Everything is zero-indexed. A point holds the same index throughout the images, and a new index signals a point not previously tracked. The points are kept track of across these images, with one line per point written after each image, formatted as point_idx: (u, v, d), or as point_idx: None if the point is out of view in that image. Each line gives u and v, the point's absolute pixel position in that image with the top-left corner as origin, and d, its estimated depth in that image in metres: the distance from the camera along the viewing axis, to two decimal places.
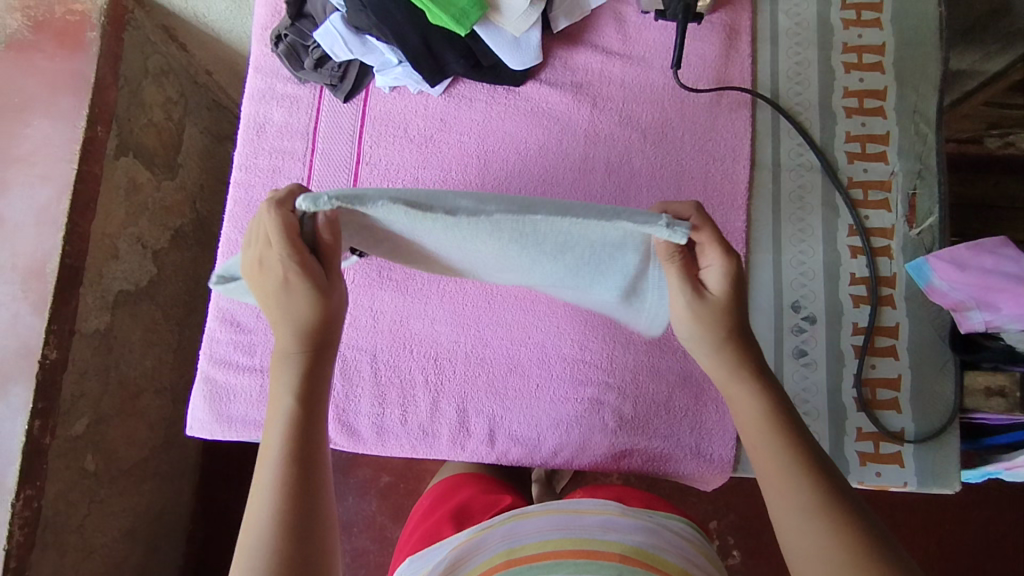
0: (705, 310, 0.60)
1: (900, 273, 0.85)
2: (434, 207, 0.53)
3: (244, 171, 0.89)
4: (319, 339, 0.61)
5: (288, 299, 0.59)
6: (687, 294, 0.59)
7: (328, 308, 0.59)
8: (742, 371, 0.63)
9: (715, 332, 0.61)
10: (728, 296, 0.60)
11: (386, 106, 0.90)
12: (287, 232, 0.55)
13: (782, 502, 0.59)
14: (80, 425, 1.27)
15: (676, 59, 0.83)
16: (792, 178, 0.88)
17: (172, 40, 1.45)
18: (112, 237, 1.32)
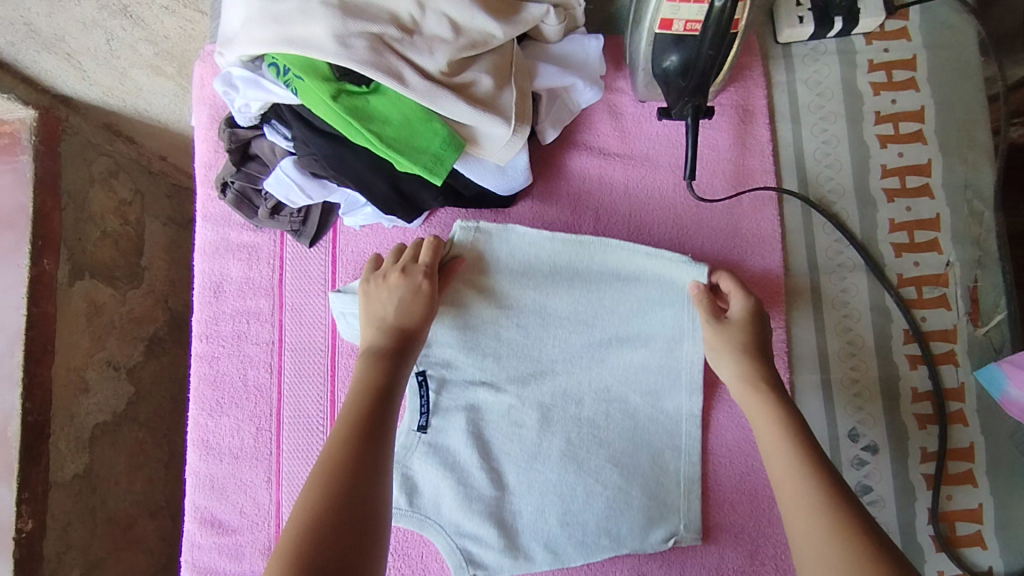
0: (726, 331, 0.67)
1: (969, 382, 0.74)
2: (533, 245, 0.73)
3: (206, 341, 0.78)
4: (408, 345, 0.65)
5: (406, 299, 0.67)
6: (708, 319, 0.68)
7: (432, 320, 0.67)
8: (760, 384, 0.63)
9: (737, 346, 0.66)
10: (748, 326, 0.67)
11: (358, 246, 0.78)
12: (433, 247, 0.69)
13: (804, 542, 0.52)
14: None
15: (691, 170, 0.72)
16: (834, 283, 0.77)
17: (115, 132, 1.20)
18: (79, 368, 1.12)
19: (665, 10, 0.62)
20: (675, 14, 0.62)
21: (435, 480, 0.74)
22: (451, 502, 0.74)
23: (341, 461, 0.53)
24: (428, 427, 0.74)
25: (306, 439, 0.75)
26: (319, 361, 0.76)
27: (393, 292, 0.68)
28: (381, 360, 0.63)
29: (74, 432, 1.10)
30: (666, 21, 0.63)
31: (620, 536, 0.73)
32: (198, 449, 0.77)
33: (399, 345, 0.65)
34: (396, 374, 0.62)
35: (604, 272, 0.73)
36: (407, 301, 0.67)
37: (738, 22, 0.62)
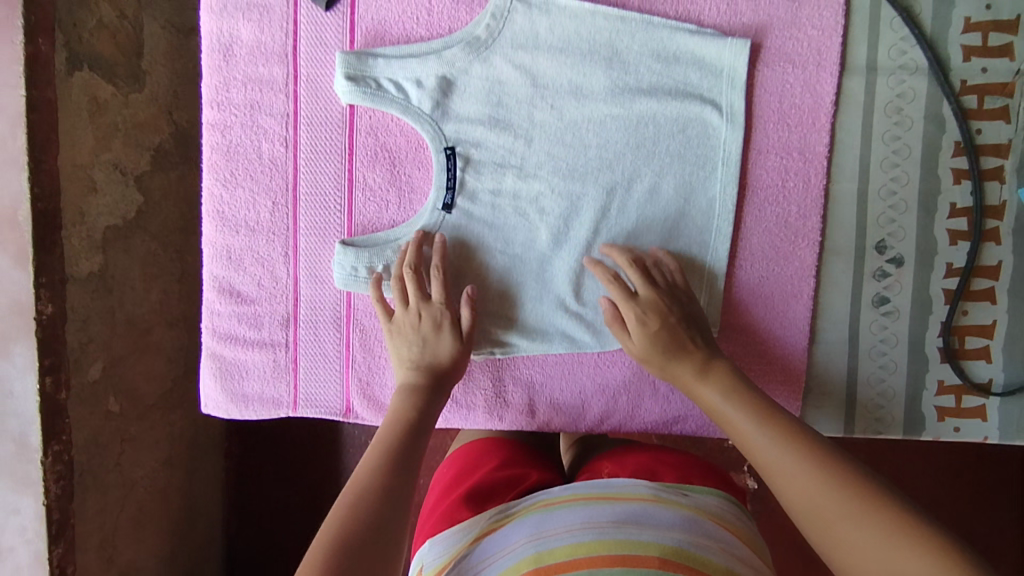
0: (641, 347, 0.68)
1: (1011, 201, 0.71)
2: (577, 20, 0.71)
3: (217, 109, 0.73)
4: (442, 379, 0.68)
5: (433, 336, 0.68)
6: (619, 334, 0.70)
7: (462, 355, 0.69)
8: (709, 371, 0.65)
9: (656, 349, 0.67)
10: (655, 332, 0.67)
11: (378, 13, 0.72)
12: (410, 251, 0.70)
13: (826, 517, 0.51)
14: (95, 370, 1.06)
15: None
16: (890, 85, 0.71)
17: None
18: (88, 167, 1.06)
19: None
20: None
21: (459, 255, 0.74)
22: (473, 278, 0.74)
23: (370, 480, 0.56)
24: (453, 207, 0.73)
25: (324, 216, 0.74)
26: (336, 138, 0.73)
27: (413, 335, 0.69)
28: (419, 393, 0.66)
29: (87, 231, 1.05)
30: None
31: None
32: (213, 220, 0.75)
33: (438, 379, 0.68)
34: (430, 409, 0.65)
35: (644, 54, 0.71)
36: (424, 340, 0.68)
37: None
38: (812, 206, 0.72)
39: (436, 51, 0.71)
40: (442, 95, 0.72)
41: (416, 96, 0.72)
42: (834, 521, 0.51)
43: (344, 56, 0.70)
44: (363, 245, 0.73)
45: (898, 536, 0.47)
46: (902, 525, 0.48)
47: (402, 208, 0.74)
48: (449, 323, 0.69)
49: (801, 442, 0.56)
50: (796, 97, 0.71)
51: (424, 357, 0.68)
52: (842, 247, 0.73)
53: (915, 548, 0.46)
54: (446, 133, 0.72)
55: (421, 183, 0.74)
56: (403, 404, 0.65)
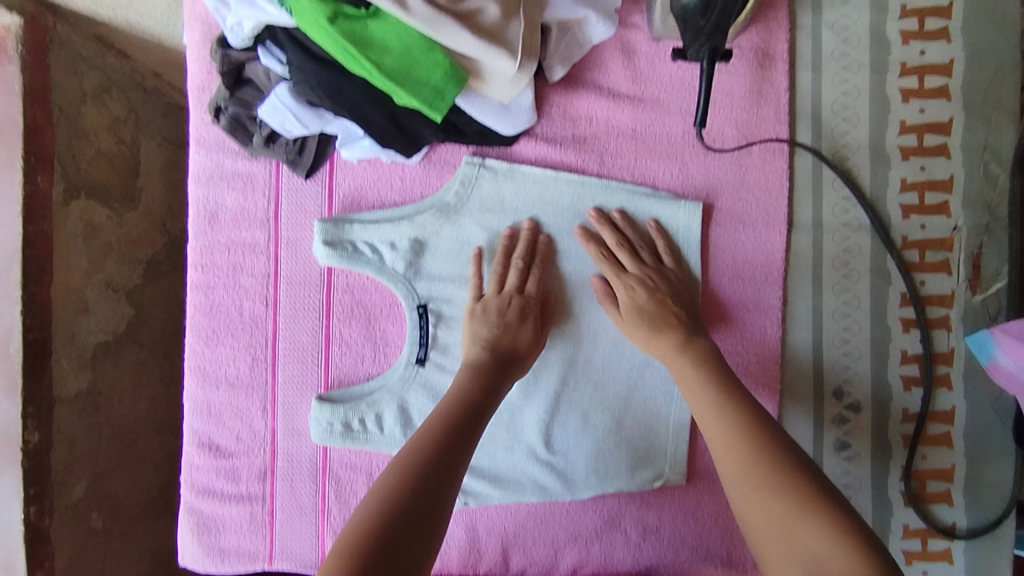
0: (628, 316, 0.71)
1: (959, 348, 0.75)
2: (541, 184, 0.76)
3: (201, 271, 0.77)
4: (507, 363, 0.69)
5: (518, 322, 0.71)
6: (609, 310, 0.73)
7: (530, 342, 0.71)
8: (671, 343, 0.68)
9: (639, 319, 0.70)
10: (641, 302, 0.70)
11: (355, 180, 0.76)
12: (525, 239, 0.74)
13: (730, 468, 0.56)
14: (79, 490, 1.06)
15: (702, 120, 0.68)
16: (837, 242, 0.76)
17: (105, 45, 1.14)
18: (79, 288, 1.07)
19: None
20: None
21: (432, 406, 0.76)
22: None
23: (430, 440, 0.58)
24: (426, 361, 0.76)
25: (302, 371, 0.77)
26: (314, 296, 0.77)
27: (496, 317, 0.71)
28: (482, 374, 0.67)
29: (76, 350, 1.06)
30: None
31: (608, 474, 0.76)
32: (195, 376, 0.78)
33: (499, 363, 0.69)
34: (494, 387, 0.66)
35: (606, 214, 0.76)
36: (506, 324, 0.71)
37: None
38: (770, 356, 0.76)
39: (409, 216, 0.76)
40: (415, 255, 0.76)
41: (390, 257, 0.76)
42: (758, 497, 0.53)
43: (322, 223, 0.74)
44: (340, 400, 0.76)
45: (813, 519, 0.49)
46: (786, 480, 0.52)
47: (378, 361, 0.77)
48: (533, 312, 0.72)
49: (750, 424, 0.58)
50: (750, 253, 0.75)
51: (501, 339, 0.70)
52: (800, 390, 0.77)
53: (822, 535, 0.48)
54: (418, 292, 0.76)
55: (396, 336, 0.77)
56: (461, 388, 0.65)
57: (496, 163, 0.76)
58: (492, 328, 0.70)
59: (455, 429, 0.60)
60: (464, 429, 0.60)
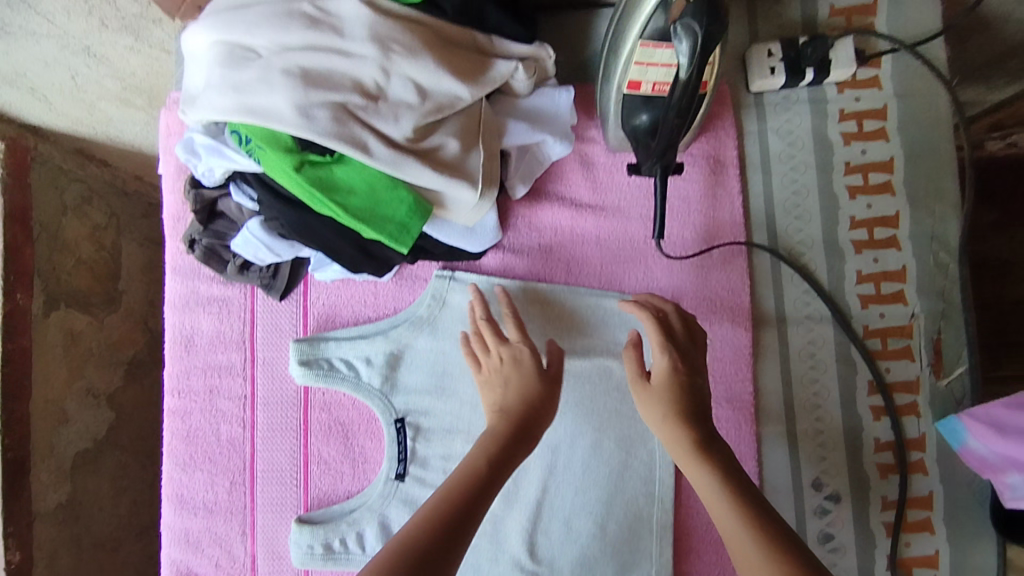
0: (651, 389, 0.61)
1: (929, 432, 0.76)
2: (510, 292, 0.77)
3: (178, 396, 0.78)
4: (529, 428, 0.62)
5: (513, 367, 0.65)
6: (632, 372, 0.63)
7: (547, 386, 0.65)
8: (689, 453, 0.57)
9: (661, 406, 0.60)
10: (671, 384, 0.61)
11: (329, 298, 0.78)
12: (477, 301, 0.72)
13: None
14: None
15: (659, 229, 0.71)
16: (801, 334, 0.78)
17: (87, 156, 1.15)
18: (58, 400, 1.07)
19: (628, 106, 0.67)
20: (642, 76, 0.63)
21: None
22: None
23: (443, 504, 0.54)
24: (406, 476, 0.76)
25: (281, 492, 0.76)
26: (290, 416, 0.77)
27: (501, 374, 0.66)
28: (496, 441, 0.60)
29: (55, 464, 1.06)
30: (645, 46, 0.60)
31: None
32: (173, 503, 0.78)
33: (518, 434, 0.61)
34: (511, 457, 0.60)
35: (576, 318, 0.78)
36: (510, 374, 0.65)
37: (705, 83, 0.64)
38: (747, 450, 0.77)
39: (383, 331, 0.77)
40: (390, 368, 0.77)
41: (365, 372, 0.76)
42: None
43: (297, 344, 0.75)
44: (319, 521, 0.75)
45: None
46: None
47: (357, 478, 0.77)
48: (529, 358, 0.66)
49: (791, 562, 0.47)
50: (718, 350, 0.77)
51: (506, 399, 0.63)
52: (780, 483, 0.77)
53: None
54: (395, 406, 0.76)
55: (374, 449, 0.77)
56: (493, 430, 0.61)
57: (466, 275, 0.78)
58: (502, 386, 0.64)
59: (476, 486, 0.56)
60: (482, 489, 0.56)
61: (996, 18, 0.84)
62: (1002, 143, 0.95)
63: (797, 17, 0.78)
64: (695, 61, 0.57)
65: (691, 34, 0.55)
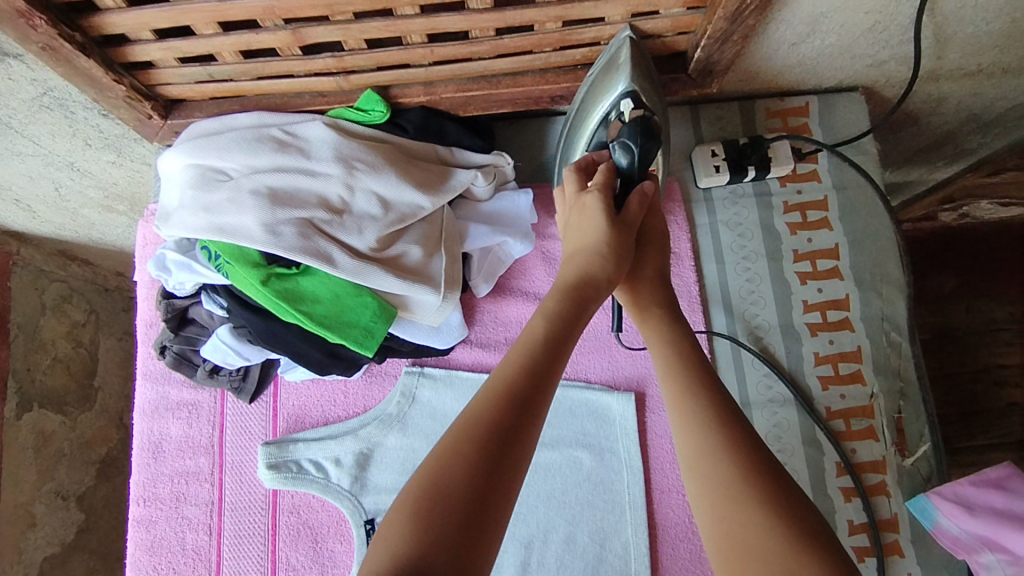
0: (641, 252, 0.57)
1: (901, 512, 0.77)
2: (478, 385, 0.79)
3: (143, 505, 0.77)
4: (591, 288, 0.51)
5: (579, 217, 0.55)
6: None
7: (619, 239, 0.53)
8: (651, 308, 0.55)
9: (637, 266, 0.57)
10: (657, 250, 0.58)
11: (299, 399, 0.79)
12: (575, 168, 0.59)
13: (702, 492, 0.44)
14: None
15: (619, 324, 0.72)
16: (766, 417, 0.79)
17: (69, 257, 1.18)
18: (26, 504, 1.08)
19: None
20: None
21: None
22: None
23: (489, 397, 0.44)
24: None
25: None
26: (258, 522, 0.76)
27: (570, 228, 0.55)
28: (556, 311, 0.49)
29: (20, 571, 1.05)
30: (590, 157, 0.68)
31: None
32: None
33: (582, 294, 0.50)
34: (570, 327, 0.49)
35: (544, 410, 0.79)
36: (575, 229, 0.55)
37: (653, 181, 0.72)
38: None
39: (353, 430, 0.78)
40: (360, 467, 0.77)
41: (335, 473, 0.76)
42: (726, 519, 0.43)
43: (266, 447, 0.76)
44: None
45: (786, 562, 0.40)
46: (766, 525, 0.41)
47: None
48: (604, 208, 0.54)
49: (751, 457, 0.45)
50: None
51: (575, 246, 0.54)
52: None
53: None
54: (365, 507, 0.76)
55: (344, 552, 0.76)
56: (559, 279, 0.52)
57: (434, 370, 0.79)
58: (569, 243, 0.55)
59: (536, 371, 0.46)
60: (555, 349, 0.47)
61: (924, 113, 0.90)
62: (954, 213, 1.13)
63: (737, 120, 0.85)
64: (630, 170, 0.59)
65: (626, 146, 0.59)
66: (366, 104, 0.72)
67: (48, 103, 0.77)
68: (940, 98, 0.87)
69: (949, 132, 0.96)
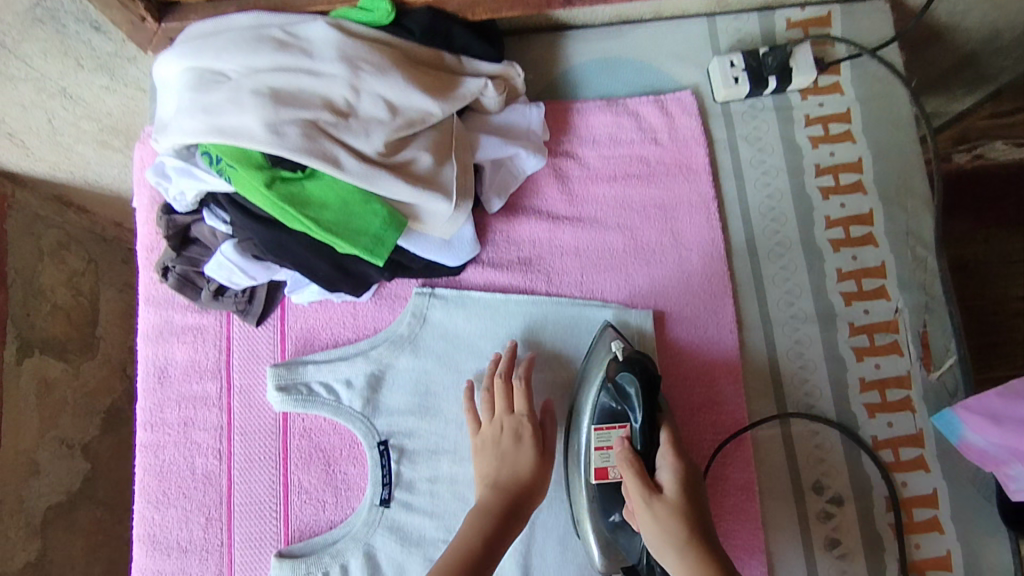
0: (662, 494, 0.59)
1: (926, 427, 0.75)
2: (492, 306, 0.77)
3: (151, 430, 0.75)
4: (518, 508, 0.64)
5: (512, 452, 0.67)
6: (638, 489, 0.60)
7: (538, 483, 0.66)
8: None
9: (676, 535, 0.57)
10: (683, 497, 0.59)
11: (307, 322, 0.77)
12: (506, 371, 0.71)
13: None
14: None
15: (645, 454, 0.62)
16: (787, 335, 0.77)
17: (65, 202, 1.10)
18: (30, 451, 1.03)
19: (597, 459, 0.66)
20: (608, 463, 0.66)
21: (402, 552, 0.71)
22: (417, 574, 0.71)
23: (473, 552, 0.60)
24: (391, 501, 0.73)
25: (260, 526, 0.73)
26: (269, 445, 0.74)
27: (494, 450, 0.68)
28: (486, 519, 0.63)
29: (23, 520, 1.01)
30: (599, 428, 0.66)
31: None
32: (144, 544, 0.73)
33: (510, 507, 0.64)
34: (498, 538, 0.62)
35: (559, 328, 0.77)
36: (502, 454, 0.67)
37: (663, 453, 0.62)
38: (742, 457, 0.74)
39: (363, 352, 0.75)
40: (372, 389, 0.75)
41: (346, 396, 0.74)
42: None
43: (274, 369, 0.73)
44: (301, 553, 0.71)
45: None
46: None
47: (340, 507, 0.73)
48: (530, 437, 0.67)
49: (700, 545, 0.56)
50: (704, 352, 0.76)
51: (501, 474, 0.66)
52: (778, 490, 0.75)
53: None
54: (378, 428, 0.74)
55: (358, 473, 0.74)
56: (492, 501, 0.64)
57: (446, 291, 0.77)
58: (498, 461, 0.67)
59: (501, 521, 0.63)
60: (470, 569, 0.59)
61: (949, 28, 0.87)
62: (968, 154, 1.01)
63: (756, 31, 0.81)
64: (642, 416, 0.63)
65: (630, 378, 0.64)
66: (370, 3, 0.68)
67: (41, 15, 0.76)
68: (966, 7, 0.83)
69: (974, 52, 0.92)
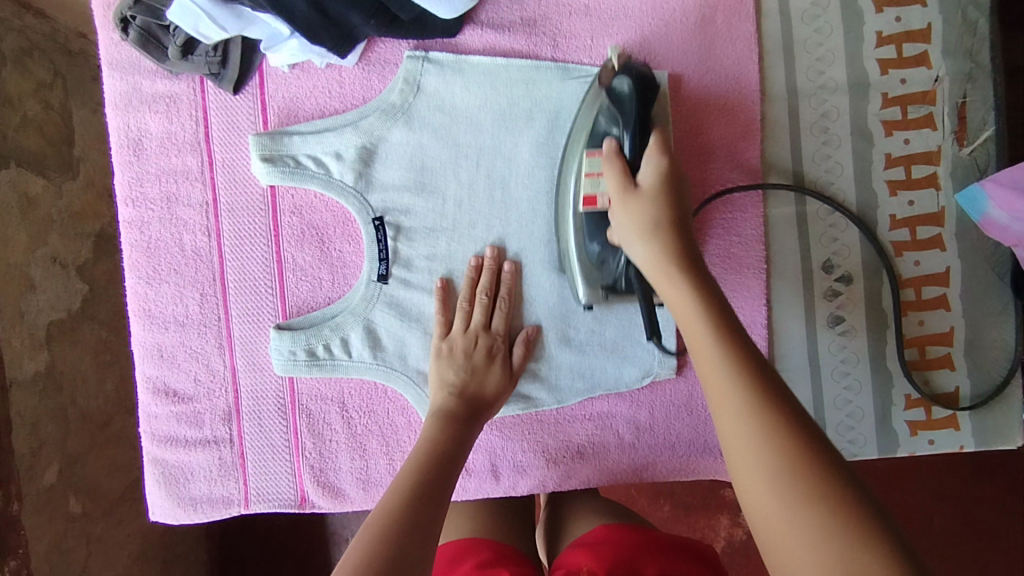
0: (640, 189, 0.56)
1: (949, 206, 0.71)
2: (493, 73, 0.70)
3: (132, 206, 0.71)
4: (477, 412, 0.65)
5: (482, 368, 0.67)
6: (616, 185, 0.57)
7: (501, 398, 0.68)
8: (669, 265, 0.54)
9: (647, 218, 0.56)
10: (664, 186, 0.56)
11: (289, 90, 0.70)
12: (490, 275, 0.69)
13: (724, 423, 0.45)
14: (51, 474, 0.84)
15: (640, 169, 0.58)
16: (813, 106, 0.71)
17: (21, 1, 0.87)
18: (21, 264, 0.84)
19: (586, 184, 0.61)
20: (597, 189, 0.60)
21: (403, 326, 0.71)
22: (418, 344, 0.71)
23: (448, 443, 0.60)
24: (389, 277, 0.71)
25: (256, 302, 0.71)
26: (259, 221, 0.71)
27: (464, 360, 0.67)
28: (451, 421, 0.63)
29: (27, 334, 0.84)
30: (591, 154, 0.60)
31: (595, 378, 0.71)
32: (140, 320, 0.72)
33: (468, 409, 0.65)
34: (466, 438, 0.62)
35: (567, 98, 0.70)
36: (473, 367, 0.67)
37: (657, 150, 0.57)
38: (754, 235, 0.71)
39: (352, 122, 0.69)
40: (365, 161, 0.70)
41: (336, 171, 0.69)
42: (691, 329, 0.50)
43: (258, 137, 0.68)
44: (300, 327, 0.70)
45: (727, 371, 0.46)
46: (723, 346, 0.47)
47: (337, 283, 0.72)
48: (501, 355, 0.68)
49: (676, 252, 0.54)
50: (720, 125, 0.70)
51: (468, 385, 0.66)
52: (788, 270, 0.72)
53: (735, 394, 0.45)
54: (372, 204, 0.70)
55: (354, 250, 0.72)
56: (454, 398, 0.65)
57: (441, 57, 0.69)
58: (465, 375, 0.67)
59: (468, 410, 0.65)
60: (449, 461, 0.58)
61: None
62: None
63: None
64: (632, 126, 0.58)
65: (622, 80, 0.59)
66: None
67: None
68: None
69: None
